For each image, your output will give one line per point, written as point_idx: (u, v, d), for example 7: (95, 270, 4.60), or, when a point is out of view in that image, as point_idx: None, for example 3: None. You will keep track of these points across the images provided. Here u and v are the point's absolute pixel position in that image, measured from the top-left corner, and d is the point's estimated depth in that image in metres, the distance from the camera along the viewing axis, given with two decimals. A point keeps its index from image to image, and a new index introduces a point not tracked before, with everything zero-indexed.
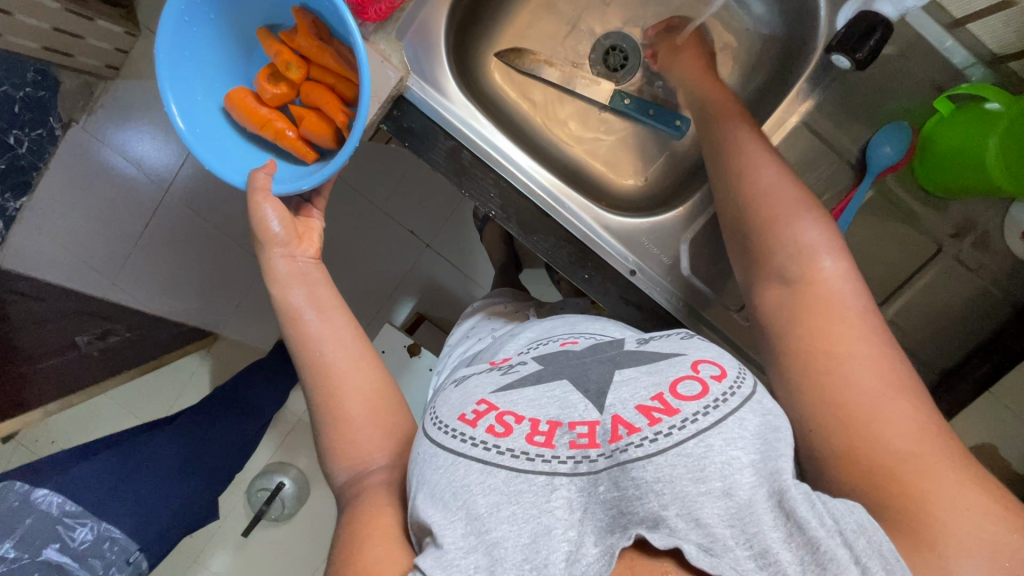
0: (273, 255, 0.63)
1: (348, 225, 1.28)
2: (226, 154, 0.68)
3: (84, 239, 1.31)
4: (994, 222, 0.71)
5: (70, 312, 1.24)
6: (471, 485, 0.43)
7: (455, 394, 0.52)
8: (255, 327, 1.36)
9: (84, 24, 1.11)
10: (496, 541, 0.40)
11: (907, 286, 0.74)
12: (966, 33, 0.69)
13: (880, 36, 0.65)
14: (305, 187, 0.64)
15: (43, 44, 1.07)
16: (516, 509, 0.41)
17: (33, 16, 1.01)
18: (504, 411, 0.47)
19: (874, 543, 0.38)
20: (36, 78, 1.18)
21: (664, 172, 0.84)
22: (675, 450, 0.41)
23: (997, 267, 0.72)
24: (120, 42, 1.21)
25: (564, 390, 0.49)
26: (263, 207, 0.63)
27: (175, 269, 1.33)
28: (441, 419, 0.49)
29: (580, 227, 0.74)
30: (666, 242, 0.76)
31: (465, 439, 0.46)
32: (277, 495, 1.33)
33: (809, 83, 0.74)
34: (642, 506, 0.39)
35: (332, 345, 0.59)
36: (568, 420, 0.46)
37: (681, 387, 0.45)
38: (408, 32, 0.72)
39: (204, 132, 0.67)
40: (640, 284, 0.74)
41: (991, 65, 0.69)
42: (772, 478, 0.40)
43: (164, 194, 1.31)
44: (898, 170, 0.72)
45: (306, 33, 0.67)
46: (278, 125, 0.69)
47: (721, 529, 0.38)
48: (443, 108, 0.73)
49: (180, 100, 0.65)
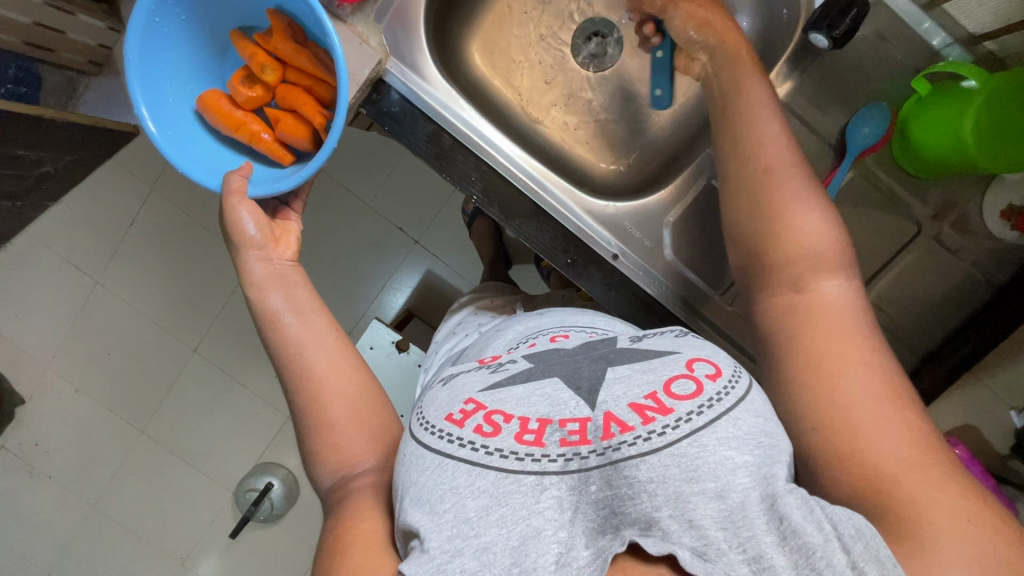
0: (248, 259, 0.62)
1: (334, 219, 1.27)
2: (199, 157, 0.67)
3: (70, 240, 1.29)
4: (971, 204, 0.72)
5: (42, 178, 1.15)
6: (460, 488, 0.42)
7: (442, 394, 0.51)
8: (241, 326, 1.35)
9: (66, 18, 1.10)
10: (485, 546, 0.39)
11: (886, 270, 0.74)
12: (942, 13, 0.69)
13: (856, 13, 0.66)
14: (281, 190, 0.64)
15: (26, 40, 1.07)
16: (505, 511, 0.40)
17: (14, 11, 0.99)
18: (493, 410, 0.47)
19: (872, 547, 0.38)
20: (19, 74, 1.13)
21: (650, 158, 0.84)
22: (669, 451, 0.41)
23: (977, 248, 0.73)
24: (103, 38, 1.20)
25: (555, 387, 0.48)
26: (237, 210, 0.62)
27: (160, 266, 1.32)
28: (426, 421, 0.48)
29: (564, 211, 0.74)
30: (648, 225, 0.76)
31: (452, 440, 0.45)
32: (265, 496, 1.32)
33: (788, 66, 0.74)
34: (635, 507, 0.39)
35: (314, 348, 0.58)
36: (558, 417, 0.45)
37: (676, 386, 0.45)
38: (387, 14, 0.71)
39: (177, 135, 0.66)
40: (623, 268, 0.74)
41: (969, 46, 0.70)
42: (765, 481, 0.40)
43: (149, 192, 1.30)
44: (877, 152, 0.73)
45: (280, 35, 0.67)
46: (253, 128, 0.68)
47: (714, 532, 0.38)
48: (423, 90, 0.72)
49: (150, 102, 0.64)
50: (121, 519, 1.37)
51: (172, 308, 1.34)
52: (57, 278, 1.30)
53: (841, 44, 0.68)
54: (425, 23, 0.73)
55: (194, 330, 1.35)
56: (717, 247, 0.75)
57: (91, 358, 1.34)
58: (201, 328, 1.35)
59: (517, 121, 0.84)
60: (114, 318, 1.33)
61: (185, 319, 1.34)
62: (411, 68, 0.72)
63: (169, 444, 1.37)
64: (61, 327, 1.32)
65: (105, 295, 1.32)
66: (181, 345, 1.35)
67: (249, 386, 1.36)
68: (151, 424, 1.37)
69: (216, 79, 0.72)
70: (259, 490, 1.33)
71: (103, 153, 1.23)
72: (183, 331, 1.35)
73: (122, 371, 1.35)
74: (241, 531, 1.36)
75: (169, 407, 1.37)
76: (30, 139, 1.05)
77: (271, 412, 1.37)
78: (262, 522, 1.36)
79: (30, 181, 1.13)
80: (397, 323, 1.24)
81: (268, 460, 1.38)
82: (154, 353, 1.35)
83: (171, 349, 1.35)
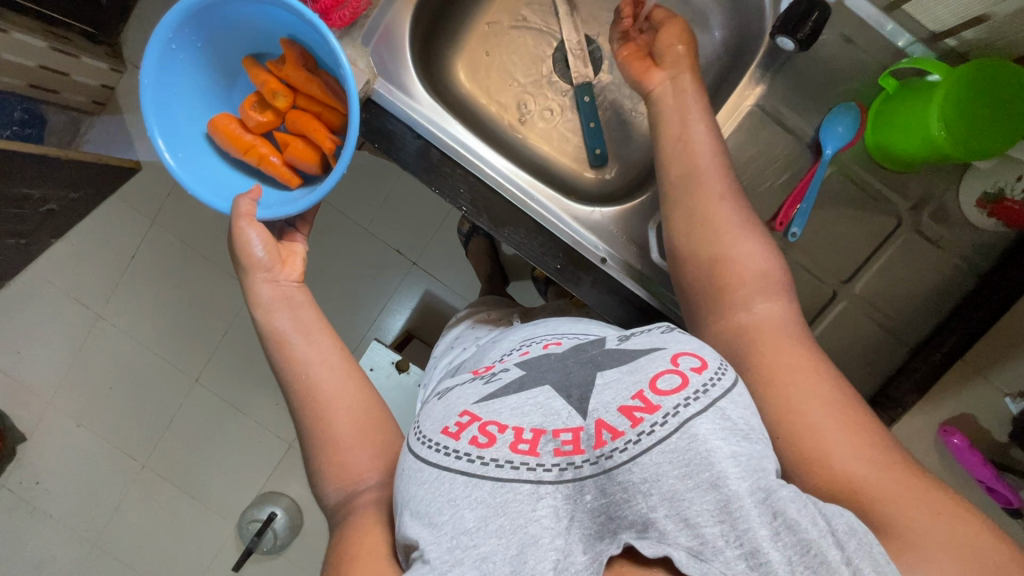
0: (256, 282, 0.64)
1: (332, 244, 1.29)
2: (206, 178, 0.69)
3: (73, 276, 1.31)
4: (949, 194, 0.73)
5: (45, 216, 1.18)
6: (457, 499, 0.42)
7: (437, 408, 0.51)
8: (242, 355, 1.35)
9: (69, 61, 1.14)
10: (485, 555, 0.39)
11: (872, 260, 0.75)
12: (903, 15, 0.71)
13: (818, 16, 0.68)
14: (290, 213, 0.66)
15: (30, 82, 1.10)
16: (503, 521, 0.41)
17: (19, 55, 1.04)
18: (486, 421, 0.46)
19: (865, 544, 0.39)
20: (24, 116, 1.16)
21: (632, 164, 0.86)
22: (659, 448, 0.41)
23: (958, 238, 0.73)
24: (106, 78, 1.25)
25: (547, 396, 0.48)
26: (246, 233, 0.63)
27: (160, 297, 1.33)
28: (422, 433, 0.48)
29: (548, 215, 0.76)
30: (632, 228, 0.77)
31: (448, 453, 0.45)
32: (269, 526, 1.30)
33: (761, 68, 0.76)
34: (631, 509, 0.40)
35: (318, 367, 0.59)
36: (552, 428, 0.45)
37: (662, 381, 0.44)
38: (373, 37, 0.74)
39: (187, 156, 0.68)
40: (612, 271, 0.75)
41: (930, 42, 0.72)
42: (758, 475, 0.40)
43: (150, 225, 1.31)
44: (852, 147, 0.74)
45: (294, 63, 0.69)
46: (262, 151, 0.70)
47: (710, 527, 0.38)
48: (409, 107, 0.74)
49: (162, 124, 0.66)
50: (124, 555, 1.36)
51: (172, 339, 1.34)
52: (61, 313, 1.32)
53: (807, 46, 0.71)
54: (411, 44, 0.76)
55: (195, 361, 1.35)
56: None
57: (94, 392, 1.35)
58: (201, 358, 1.35)
59: (504, 135, 0.87)
60: (116, 352, 1.34)
61: (186, 349, 1.35)
62: (399, 86, 0.74)
63: (171, 476, 1.36)
64: (64, 363, 1.33)
65: (107, 329, 1.33)
66: (182, 376, 1.35)
67: (250, 414, 1.36)
68: (153, 458, 1.36)
69: (227, 103, 0.75)
70: (262, 520, 1.31)
71: (104, 189, 1.26)
72: (184, 362, 1.35)
73: (124, 404, 1.35)
74: (245, 563, 1.34)
75: (172, 439, 1.36)
76: (40, 176, 1.08)
77: (272, 440, 1.36)
78: (266, 554, 1.33)
79: (33, 219, 1.15)
80: (398, 344, 1.24)
81: (271, 489, 1.36)
82: (155, 384, 1.35)
83: (173, 380, 1.35)
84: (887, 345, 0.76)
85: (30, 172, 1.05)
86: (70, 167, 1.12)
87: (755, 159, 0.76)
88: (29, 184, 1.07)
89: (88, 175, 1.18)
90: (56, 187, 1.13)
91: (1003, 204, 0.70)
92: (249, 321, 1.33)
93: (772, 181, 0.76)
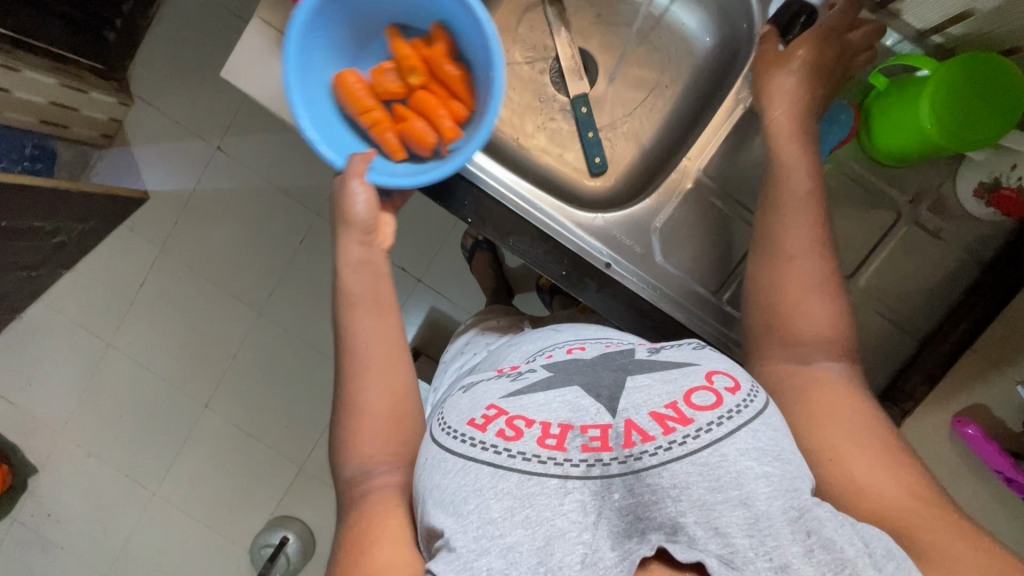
0: (349, 240, 0.63)
1: (339, 264, 1.31)
2: (325, 127, 0.65)
3: (84, 305, 1.34)
4: (945, 187, 0.74)
5: (56, 247, 1.20)
6: (484, 489, 0.42)
7: (463, 400, 0.51)
8: (251, 380, 1.35)
9: (79, 96, 1.17)
10: (511, 545, 0.39)
11: (872, 256, 0.76)
12: (890, 14, 0.73)
13: (805, 20, 0.70)
14: (407, 184, 0.62)
15: (41, 117, 1.14)
16: (530, 513, 0.40)
17: (31, 92, 1.07)
18: (514, 416, 0.47)
19: (904, 568, 0.38)
20: (35, 151, 1.21)
21: (631, 169, 0.88)
22: (690, 459, 0.42)
23: (956, 230, 0.74)
24: (114, 112, 1.28)
25: (575, 394, 0.48)
26: (351, 184, 0.62)
27: (169, 323, 1.35)
28: (447, 425, 0.48)
29: (552, 223, 0.77)
30: (636, 233, 0.78)
31: (474, 443, 0.45)
32: (281, 551, 1.29)
33: (754, 72, 0.77)
34: (660, 511, 0.40)
35: (371, 339, 0.59)
36: (580, 424, 0.45)
37: (696, 397, 0.46)
38: (374, 59, 0.73)
39: (310, 98, 0.63)
40: (616, 275, 0.76)
41: (917, 40, 0.73)
42: (792, 494, 0.41)
43: (159, 253, 1.33)
44: (846, 145, 0.76)
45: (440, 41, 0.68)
46: (379, 116, 0.67)
47: (741, 539, 0.38)
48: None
49: (300, 51, 0.61)
50: None
51: (182, 364, 1.35)
52: (72, 342, 1.34)
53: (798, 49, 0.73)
54: None
55: (205, 386, 1.35)
56: (705, 255, 0.77)
57: (105, 421, 1.35)
58: (211, 383, 1.35)
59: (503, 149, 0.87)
60: (127, 379, 1.35)
61: (195, 374, 1.35)
62: None
63: (182, 503, 1.36)
64: (75, 392, 1.35)
65: (118, 356, 1.35)
66: (192, 402, 1.36)
67: (260, 438, 1.35)
68: (164, 485, 1.36)
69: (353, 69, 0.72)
70: (275, 545, 1.31)
71: (113, 219, 1.28)
72: (194, 387, 1.36)
73: (134, 432, 1.36)
74: None
75: (182, 465, 1.36)
76: (51, 209, 1.10)
77: (282, 464, 1.35)
78: None
79: (45, 250, 1.17)
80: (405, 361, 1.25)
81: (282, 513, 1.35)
82: (166, 411, 1.36)
83: (183, 405, 1.36)
84: (894, 340, 0.76)
85: (43, 206, 1.07)
86: (82, 198, 1.15)
87: (751, 161, 0.77)
88: (41, 217, 1.09)
89: (97, 206, 1.21)
90: (67, 219, 1.16)
91: (1001, 193, 0.70)
92: (257, 343, 1.34)
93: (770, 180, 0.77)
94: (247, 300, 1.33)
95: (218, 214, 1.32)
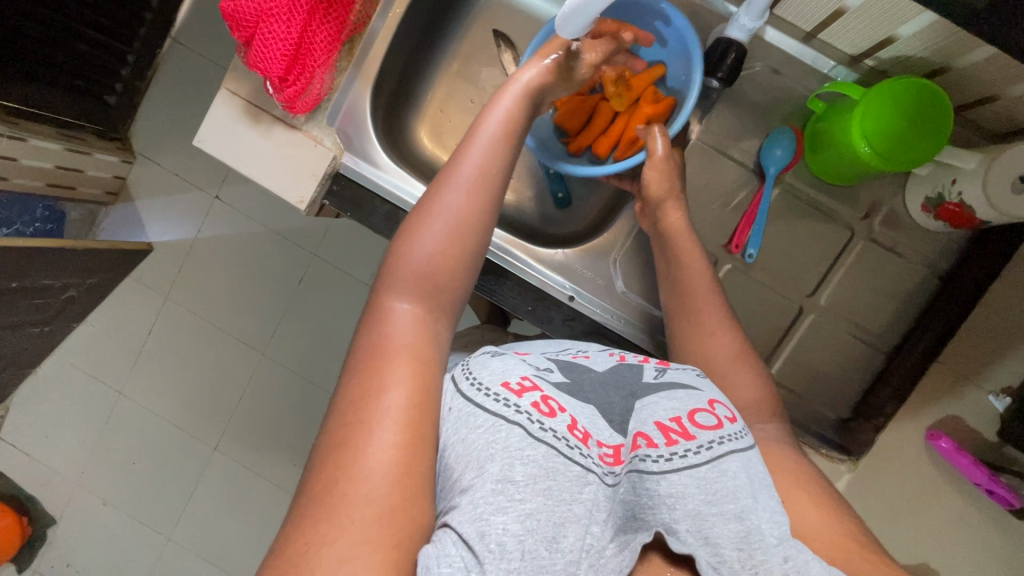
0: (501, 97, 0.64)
1: (335, 301, 1.34)
2: None
3: (95, 356, 1.38)
4: (897, 201, 0.76)
5: (66, 303, 1.25)
6: (511, 450, 0.39)
7: (494, 360, 0.47)
8: (255, 421, 1.37)
9: (84, 158, 1.23)
10: (530, 512, 0.37)
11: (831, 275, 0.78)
12: (821, 41, 0.74)
13: (735, 56, 0.71)
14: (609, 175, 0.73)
15: (48, 181, 1.19)
16: (552, 484, 0.38)
17: (38, 158, 1.13)
18: (550, 395, 0.44)
19: None
20: (46, 213, 1.27)
21: (596, 199, 0.89)
22: (690, 472, 0.42)
23: (912, 242, 0.76)
24: (117, 169, 1.33)
25: (592, 412, 0.45)
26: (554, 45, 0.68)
27: (176, 369, 1.38)
28: (476, 379, 0.44)
29: (515, 261, 0.79)
30: (599, 265, 0.80)
31: (508, 404, 0.42)
32: None
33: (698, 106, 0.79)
34: (655, 516, 0.40)
35: (461, 214, 0.56)
36: (596, 434, 0.43)
37: (700, 416, 0.45)
38: (337, 116, 0.78)
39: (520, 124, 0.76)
40: (581, 307, 0.77)
41: (852, 64, 0.74)
42: (779, 518, 0.42)
43: (163, 302, 1.38)
44: (793, 168, 0.78)
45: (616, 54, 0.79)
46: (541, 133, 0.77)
47: (730, 552, 0.39)
48: (375, 176, 0.79)
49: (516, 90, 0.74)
50: None
51: (188, 409, 1.38)
52: (85, 393, 1.38)
53: (731, 82, 0.74)
54: (372, 118, 0.81)
55: (211, 429, 1.38)
56: None
57: (119, 468, 1.39)
58: (217, 426, 1.38)
59: None
60: (137, 426, 1.39)
61: (202, 418, 1.38)
62: (364, 158, 0.79)
63: (193, 547, 1.37)
64: (89, 441, 1.38)
65: (128, 405, 1.38)
66: (200, 445, 1.38)
67: (266, 477, 1.36)
68: (176, 529, 1.38)
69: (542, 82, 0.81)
70: None
71: (118, 272, 1.33)
72: (202, 431, 1.38)
73: (146, 478, 1.38)
74: None
75: (192, 508, 1.38)
76: (61, 269, 1.15)
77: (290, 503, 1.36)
78: None
79: (54, 307, 1.22)
80: None
81: None
82: (175, 456, 1.38)
83: (191, 449, 1.38)
84: (863, 354, 0.78)
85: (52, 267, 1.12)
86: (92, 254, 1.20)
87: (709, 188, 0.79)
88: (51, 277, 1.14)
89: (103, 262, 1.26)
90: (77, 277, 1.21)
91: (946, 207, 0.70)
92: (260, 384, 1.37)
93: (726, 206, 0.79)
94: (249, 342, 1.37)
95: (218, 260, 1.37)
